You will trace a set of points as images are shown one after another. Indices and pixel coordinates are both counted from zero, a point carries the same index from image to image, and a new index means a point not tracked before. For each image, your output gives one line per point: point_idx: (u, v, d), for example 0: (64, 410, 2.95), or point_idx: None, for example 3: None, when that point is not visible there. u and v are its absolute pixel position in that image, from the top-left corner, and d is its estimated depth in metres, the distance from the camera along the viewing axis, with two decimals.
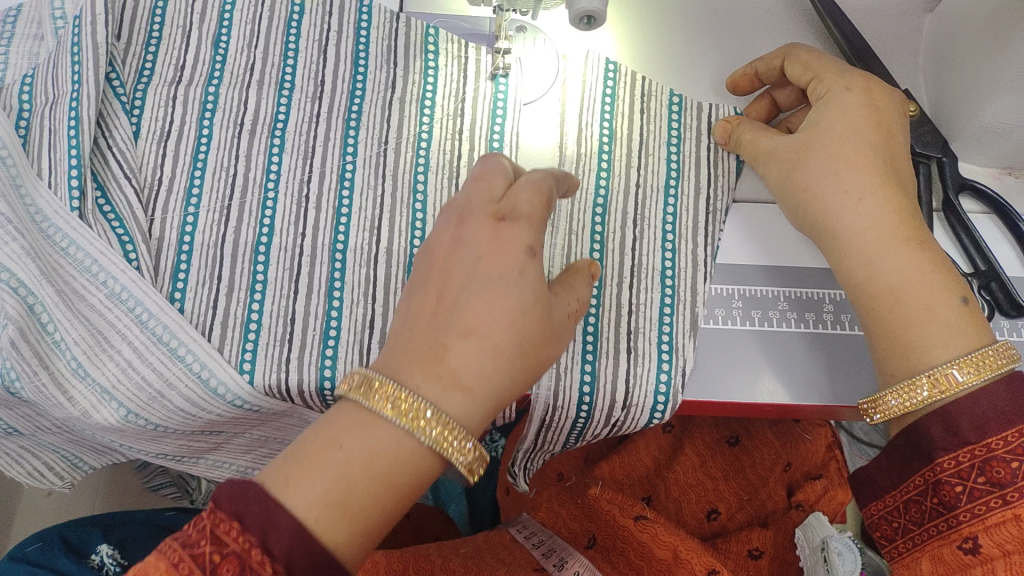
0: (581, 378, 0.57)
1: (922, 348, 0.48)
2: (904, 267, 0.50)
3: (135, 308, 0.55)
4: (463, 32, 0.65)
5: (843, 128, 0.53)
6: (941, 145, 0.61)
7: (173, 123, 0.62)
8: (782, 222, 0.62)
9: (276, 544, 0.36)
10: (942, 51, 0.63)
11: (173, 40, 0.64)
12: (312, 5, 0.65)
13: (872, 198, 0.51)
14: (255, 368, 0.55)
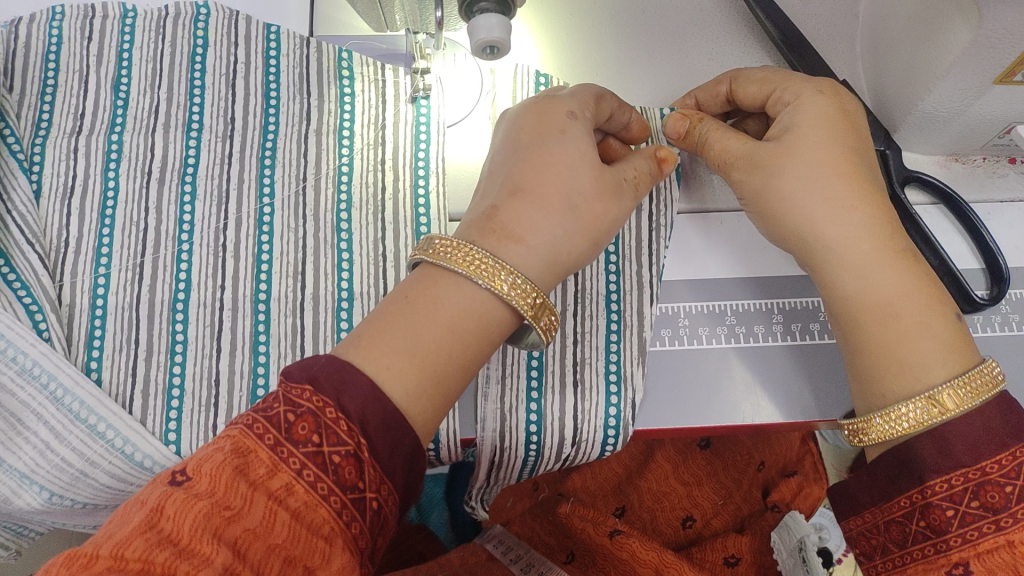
0: (527, 417, 0.55)
1: (919, 367, 0.44)
2: (897, 280, 0.45)
3: (49, 384, 0.51)
4: (378, 53, 0.62)
5: (823, 132, 0.49)
6: (884, 137, 0.59)
7: (76, 178, 0.58)
8: (727, 230, 0.59)
9: (351, 402, 0.37)
10: (878, 36, 0.59)
11: (71, 87, 0.60)
12: (215, 36, 0.61)
13: (857, 209, 0.47)
14: (181, 436, 0.53)
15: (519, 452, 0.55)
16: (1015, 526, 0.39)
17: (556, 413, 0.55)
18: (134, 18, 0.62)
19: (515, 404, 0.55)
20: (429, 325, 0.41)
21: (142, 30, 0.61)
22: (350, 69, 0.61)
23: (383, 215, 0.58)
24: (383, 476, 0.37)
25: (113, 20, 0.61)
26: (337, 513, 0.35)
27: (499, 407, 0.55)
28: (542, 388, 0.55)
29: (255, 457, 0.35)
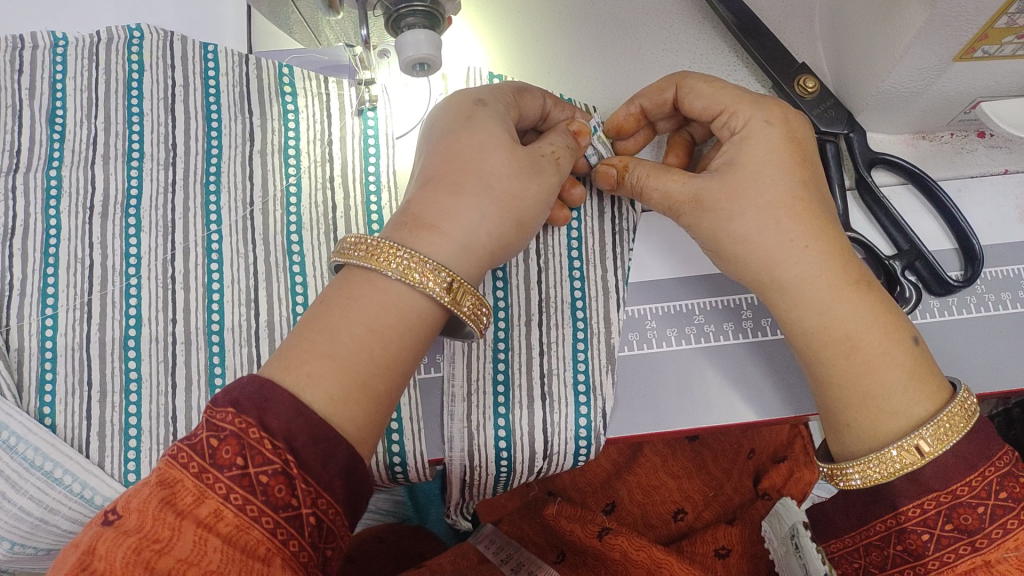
0: (496, 435, 0.54)
1: (890, 404, 0.43)
2: (860, 313, 0.44)
3: (1, 433, 0.50)
4: (320, 66, 0.60)
5: (774, 167, 0.46)
6: (847, 119, 0.57)
7: (15, 218, 0.55)
8: None
9: (274, 420, 0.35)
10: (835, 15, 0.57)
11: (4, 123, 0.57)
12: (150, 59, 0.59)
13: (814, 245, 0.45)
14: (140, 468, 0.52)
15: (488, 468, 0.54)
16: (990, 547, 0.38)
17: (522, 428, 0.54)
18: (65, 45, 0.59)
19: (480, 421, 0.54)
20: (348, 326, 0.39)
21: (75, 58, 0.59)
22: (292, 85, 0.59)
23: (335, 235, 0.56)
24: (320, 489, 0.36)
25: (44, 50, 0.59)
26: (271, 533, 0.34)
27: (465, 425, 0.53)
28: (509, 404, 0.54)
29: (181, 486, 0.33)
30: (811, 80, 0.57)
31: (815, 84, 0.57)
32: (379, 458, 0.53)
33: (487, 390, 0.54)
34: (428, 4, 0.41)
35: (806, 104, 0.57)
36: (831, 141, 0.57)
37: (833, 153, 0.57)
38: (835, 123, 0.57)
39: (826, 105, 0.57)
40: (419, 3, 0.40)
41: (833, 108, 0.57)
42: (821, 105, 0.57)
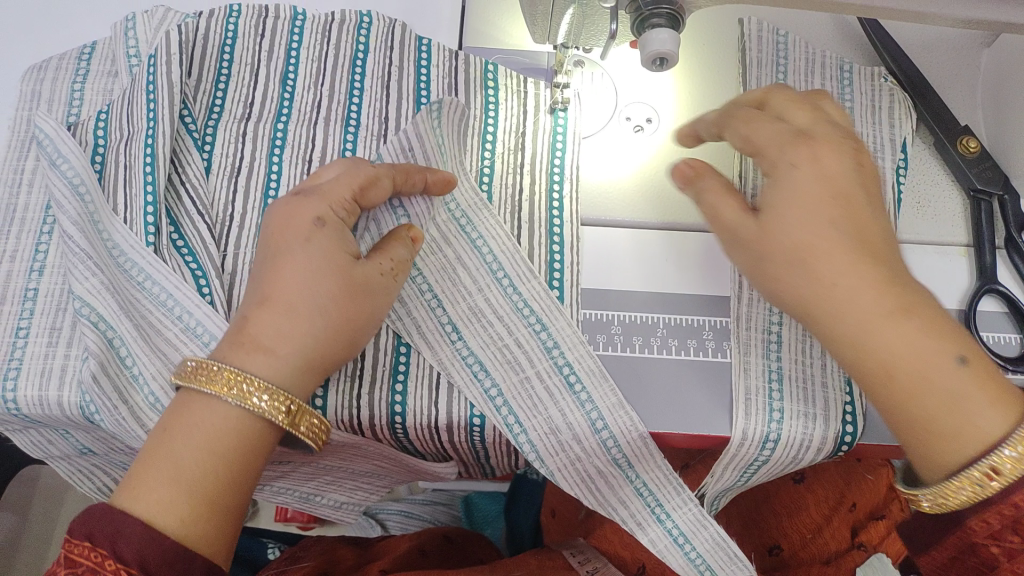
0: (770, 415, 0.55)
1: (979, 426, 0.42)
2: (899, 346, 0.43)
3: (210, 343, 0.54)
4: (520, 67, 0.66)
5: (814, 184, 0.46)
6: (1003, 182, 0.61)
7: (243, 159, 0.62)
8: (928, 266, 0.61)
9: (126, 550, 0.39)
10: (1003, 85, 0.62)
11: (243, 78, 0.65)
12: (375, 43, 0.67)
13: (845, 281, 0.44)
14: (407, 407, 0.55)
15: (755, 446, 0.56)
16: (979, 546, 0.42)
17: (799, 417, 0.56)
18: (303, 19, 0.67)
19: (757, 405, 0.56)
20: (194, 418, 0.45)
21: (310, 32, 0.67)
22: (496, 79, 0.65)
23: (521, 207, 0.62)
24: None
25: (284, 21, 0.67)
26: None
27: (744, 400, 0.56)
28: (783, 395, 0.56)
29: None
30: (973, 140, 0.62)
31: (976, 144, 0.61)
32: (557, 408, 0.55)
33: (764, 385, 0.56)
34: (673, 9, 0.46)
35: (965, 163, 0.62)
36: (985, 201, 0.61)
37: (986, 212, 0.61)
38: (991, 183, 0.61)
39: (983, 166, 0.61)
40: (665, 7, 0.46)
41: (991, 169, 0.61)
42: (978, 165, 0.61)
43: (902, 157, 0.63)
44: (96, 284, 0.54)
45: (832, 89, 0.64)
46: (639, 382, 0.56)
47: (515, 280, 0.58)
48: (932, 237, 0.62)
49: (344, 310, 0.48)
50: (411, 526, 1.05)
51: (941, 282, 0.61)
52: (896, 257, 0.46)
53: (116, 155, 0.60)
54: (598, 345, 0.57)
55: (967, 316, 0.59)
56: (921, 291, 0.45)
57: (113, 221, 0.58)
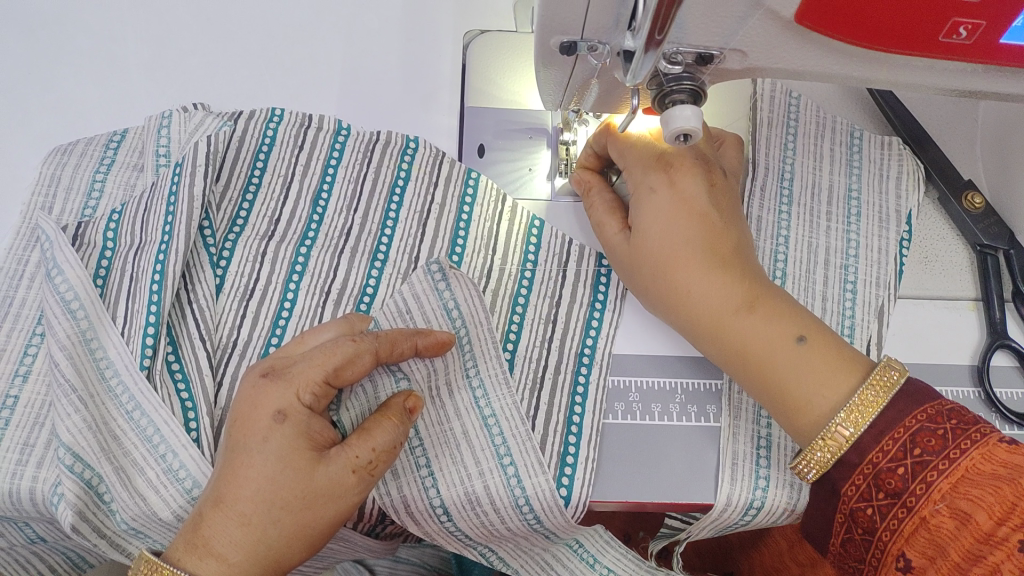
0: (755, 483, 0.56)
1: (804, 400, 0.49)
2: (706, 300, 0.52)
3: (192, 488, 0.54)
4: (524, 128, 0.65)
5: (660, 226, 0.54)
6: (1008, 238, 0.61)
7: (258, 281, 0.60)
8: (936, 325, 0.62)
9: None
10: (1003, 141, 0.63)
11: (272, 190, 0.63)
12: (418, 172, 0.64)
13: (700, 286, 0.52)
14: (439, 485, 0.57)
15: (739, 510, 0.56)
16: (920, 503, 0.44)
17: (784, 486, 0.56)
18: (346, 135, 0.64)
19: (744, 472, 0.56)
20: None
21: (351, 150, 0.64)
22: (500, 146, 0.65)
23: (564, 278, 0.61)
24: None
25: (326, 134, 0.64)
26: None
27: (728, 467, 0.56)
28: (771, 463, 0.57)
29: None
30: (978, 197, 0.62)
31: (980, 200, 0.62)
32: (549, 480, 0.56)
33: (752, 451, 0.57)
34: (695, 85, 0.46)
35: (971, 219, 0.62)
36: (990, 255, 0.62)
37: (992, 266, 0.62)
38: (997, 238, 0.61)
39: (989, 222, 0.62)
40: (688, 84, 0.46)
41: (996, 225, 0.62)
42: (983, 221, 0.62)
43: (907, 226, 0.64)
44: (78, 422, 0.53)
45: (842, 156, 0.66)
46: (648, 452, 0.57)
47: (522, 474, 0.56)
48: (937, 292, 0.63)
49: (301, 516, 0.47)
50: (397, 574, 0.99)
51: (950, 337, 0.61)
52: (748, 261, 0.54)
53: (122, 263, 0.59)
54: (611, 414, 0.58)
55: (979, 373, 0.60)
56: (772, 287, 0.53)
57: (109, 334, 0.57)
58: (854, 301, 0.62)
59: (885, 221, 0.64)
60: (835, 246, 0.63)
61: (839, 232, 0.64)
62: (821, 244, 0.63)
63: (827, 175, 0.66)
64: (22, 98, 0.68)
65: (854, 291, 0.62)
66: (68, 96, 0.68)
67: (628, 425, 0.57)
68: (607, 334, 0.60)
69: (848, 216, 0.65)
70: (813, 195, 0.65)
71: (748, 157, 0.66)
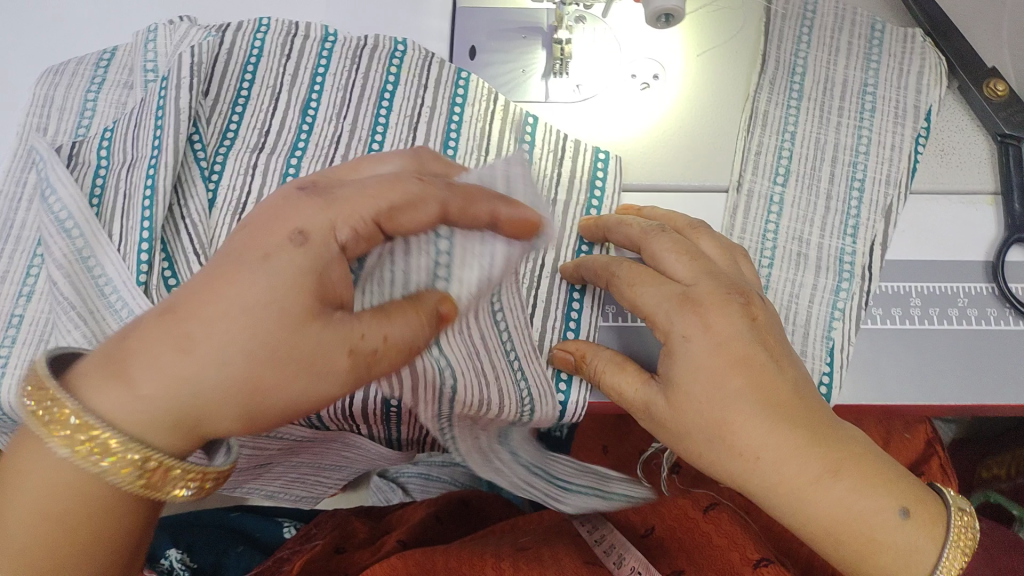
0: None
1: (872, 562, 0.44)
2: (772, 448, 0.44)
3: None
4: (517, 27, 0.63)
5: (701, 349, 0.46)
6: None
7: (249, 194, 0.60)
8: (950, 221, 0.59)
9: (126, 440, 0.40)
10: None
11: (261, 102, 0.62)
12: (407, 76, 0.62)
13: (774, 442, 0.44)
14: None
15: None
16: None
17: None
18: (333, 42, 0.64)
19: None
20: (205, 347, 0.38)
21: (339, 56, 0.63)
22: (493, 46, 0.63)
23: (558, 177, 0.59)
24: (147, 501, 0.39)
25: (314, 41, 0.64)
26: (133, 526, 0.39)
27: None
28: None
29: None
30: (1001, 84, 0.59)
31: (1004, 87, 0.59)
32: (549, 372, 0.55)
33: None
34: None
35: (992, 106, 0.59)
36: (1012, 144, 0.58)
37: (1014, 156, 0.58)
38: (1021, 127, 0.58)
39: (1014, 109, 0.58)
40: None
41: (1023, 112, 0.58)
42: (1006, 109, 0.58)
43: (925, 123, 0.60)
44: (80, 338, 0.53)
45: (859, 49, 0.63)
46: (642, 355, 0.56)
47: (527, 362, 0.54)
48: (954, 185, 0.60)
49: None
50: (430, 490, 1.04)
51: (965, 231, 0.58)
52: (806, 411, 0.46)
53: (116, 181, 0.59)
54: (604, 315, 0.57)
55: (995, 268, 0.57)
56: (854, 442, 0.46)
57: (106, 251, 0.56)
58: (860, 200, 0.59)
59: (900, 117, 0.60)
60: (844, 142, 0.60)
61: (849, 128, 0.61)
62: (828, 141, 0.60)
63: (843, 69, 0.62)
64: (16, 20, 0.68)
65: (861, 190, 0.59)
66: (60, 20, 0.68)
67: (624, 328, 0.57)
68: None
69: (860, 111, 0.61)
70: (824, 89, 0.62)
71: (760, 49, 0.63)
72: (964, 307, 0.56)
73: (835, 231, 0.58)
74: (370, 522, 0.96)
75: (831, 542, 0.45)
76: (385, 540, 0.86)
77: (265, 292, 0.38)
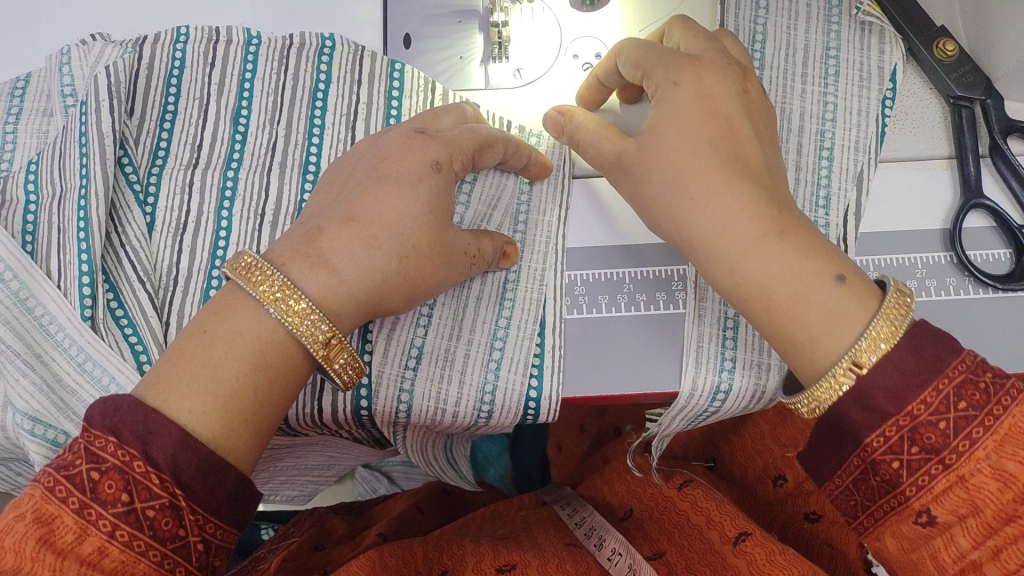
0: (722, 366, 0.53)
1: (811, 343, 0.43)
2: (722, 215, 0.45)
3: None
4: (446, 11, 0.60)
5: (675, 131, 0.47)
6: (985, 85, 0.56)
7: (189, 214, 0.58)
8: (908, 189, 0.57)
9: (158, 452, 0.39)
10: None
11: (190, 115, 0.60)
12: (338, 72, 0.61)
13: (716, 203, 0.45)
14: (415, 392, 0.54)
15: (706, 397, 0.54)
16: (961, 461, 0.39)
17: (751, 368, 0.53)
18: (258, 44, 0.61)
19: (710, 355, 0.54)
20: (338, 207, 0.47)
21: (265, 60, 0.61)
22: (427, 33, 0.61)
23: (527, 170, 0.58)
24: (206, 517, 0.40)
25: (237, 46, 0.61)
26: (156, 564, 0.39)
27: (691, 351, 0.54)
28: (739, 343, 0.54)
29: (60, 522, 0.38)
30: (950, 44, 0.57)
31: (954, 47, 0.57)
32: (524, 379, 0.54)
33: (719, 332, 0.54)
34: None
35: (943, 68, 0.57)
36: (965, 107, 0.57)
37: (967, 118, 0.57)
38: (972, 88, 0.56)
39: (963, 70, 0.57)
40: None
41: (971, 73, 0.56)
42: (956, 70, 0.57)
43: (890, 86, 0.59)
44: (28, 386, 0.52)
45: (819, 11, 0.61)
46: (607, 345, 0.55)
47: (504, 365, 0.54)
48: (907, 151, 0.58)
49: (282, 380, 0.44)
50: (414, 477, 1.03)
51: (922, 200, 0.57)
52: (775, 183, 0.47)
53: (48, 215, 0.57)
54: (573, 307, 0.55)
55: (952, 234, 0.56)
56: (805, 222, 0.46)
57: (45, 289, 0.55)
58: (830, 169, 0.57)
59: (865, 79, 0.59)
60: (809, 111, 0.59)
61: (814, 95, 0.59)
62: (793, 111, 0.59)
63: (804, 33, 0.60)
64: None
65: (830, 158, 0.58)
66: None
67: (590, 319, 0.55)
68: (538, 223, 0.57)
69: (824, 77, 0.59)
70: (785, 57, 0.60)
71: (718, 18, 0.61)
72: (923, 278, 0.55)
73: (805, 204, 0.57)
74: (349, 517, 0.93)
75: (765, 302, 0.45)
76: (365, 535, 0.84)
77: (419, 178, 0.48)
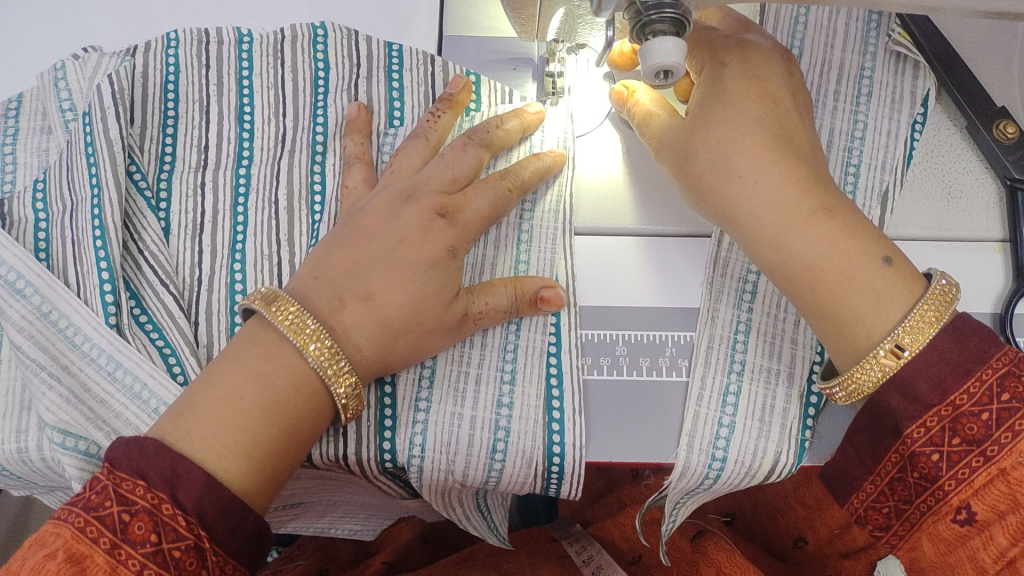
0: (717, 432, 0.52)
1: (854, 320, 0.43)
2: (771, 190, 0.45)
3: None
4: (508, 59, 0.60)
5: (726, 108, 0.48)
6: None
7: (205, 214, 0.58)
8: (959, 267, 0.56)
9: (185, 496, 0.39)
10: None
11: (192, 117, 0.61)
12: (335, 57, 0.61)
13: (764, 178, 0.45)
14: (427, 442, 0.52)
15: (697, 477, 0.52)
16: (1002, 454, 0.40)
17: (748, 434, 0.52)
18: (250, 41, 0.62)
19: (707, 418, 0.52)
20: (355, 280, 0.48)
21: (259, 54, 0.61)
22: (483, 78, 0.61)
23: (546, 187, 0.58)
24: (227, 559, 0.40)
25: (228, 45, 0.62)
26: None
27: (689, 416, 0.52)
28: (737, 409, 0.53)
29: (91, 562, 0.37)
30: (1011, 126, 0.56)
31: (1014, 129, 0.56)
32: (542, 429, 0.52)
33: (720, 389, 0.53)
34: (678, 12, 0.40)
35: (1001, 150, 0.57)
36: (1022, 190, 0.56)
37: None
38: None
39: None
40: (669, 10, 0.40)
41: None
42: (1015, 151, 0.56)
43: (921, 110, 0.58)
44: (57, 398, 0.51)
45: (857, 32, 0.60)
46: (640, 410, 0.53)
47: (517, 409, 0.53)
48: (960, 232, 0.57)
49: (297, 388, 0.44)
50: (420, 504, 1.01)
51: (972, 280, 0.56)
52: (818, 164, 0.48)
53: (60, 230, 0.57)
54: (597, 368, 0.54)
55: (1002, 320, 0.55)
56: (850, 203, 0.47)
57: (63, 301, 0.54)
58: (856, 184, 0.57)
59: (898, 102, 0.58)
60: (840, 127, 0.58)
61: (846, 113, 0.59)
62: (823, 126, 0.58)
63: (839, 52, 0.60)
64: None
65: (856, 174, 0.57)
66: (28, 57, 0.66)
67: (617, 381, 0.53)
68: (541, 251, 0.56)
69: (857, 95, 0.59)
70: (820, 72, 0.59)
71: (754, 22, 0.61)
72: None
73: None
74: (356, 543, 0.91)
75: (810, 279, 0.45)
76: (370, 563, 0.83)
77: (448, 325, 0.49)
